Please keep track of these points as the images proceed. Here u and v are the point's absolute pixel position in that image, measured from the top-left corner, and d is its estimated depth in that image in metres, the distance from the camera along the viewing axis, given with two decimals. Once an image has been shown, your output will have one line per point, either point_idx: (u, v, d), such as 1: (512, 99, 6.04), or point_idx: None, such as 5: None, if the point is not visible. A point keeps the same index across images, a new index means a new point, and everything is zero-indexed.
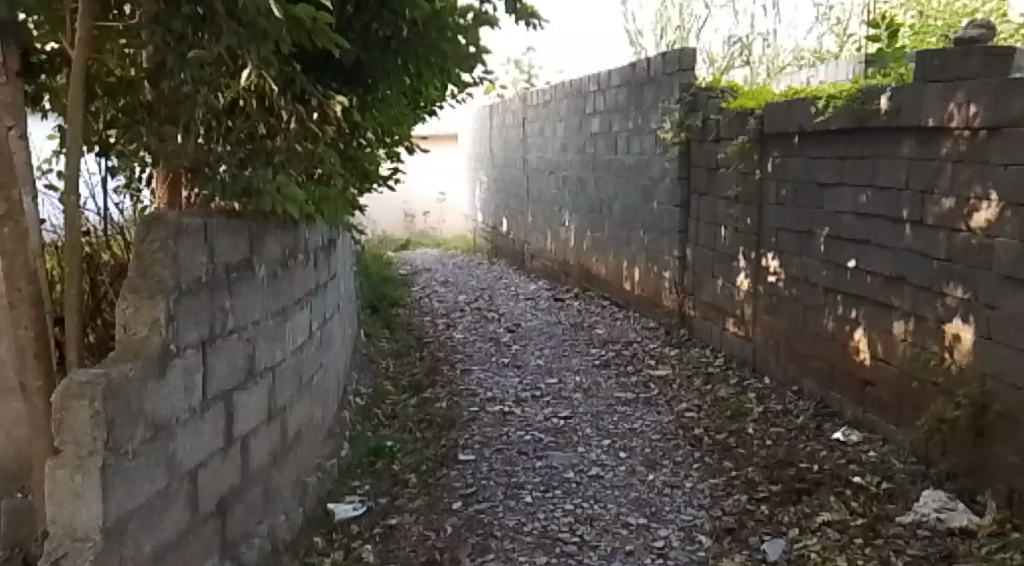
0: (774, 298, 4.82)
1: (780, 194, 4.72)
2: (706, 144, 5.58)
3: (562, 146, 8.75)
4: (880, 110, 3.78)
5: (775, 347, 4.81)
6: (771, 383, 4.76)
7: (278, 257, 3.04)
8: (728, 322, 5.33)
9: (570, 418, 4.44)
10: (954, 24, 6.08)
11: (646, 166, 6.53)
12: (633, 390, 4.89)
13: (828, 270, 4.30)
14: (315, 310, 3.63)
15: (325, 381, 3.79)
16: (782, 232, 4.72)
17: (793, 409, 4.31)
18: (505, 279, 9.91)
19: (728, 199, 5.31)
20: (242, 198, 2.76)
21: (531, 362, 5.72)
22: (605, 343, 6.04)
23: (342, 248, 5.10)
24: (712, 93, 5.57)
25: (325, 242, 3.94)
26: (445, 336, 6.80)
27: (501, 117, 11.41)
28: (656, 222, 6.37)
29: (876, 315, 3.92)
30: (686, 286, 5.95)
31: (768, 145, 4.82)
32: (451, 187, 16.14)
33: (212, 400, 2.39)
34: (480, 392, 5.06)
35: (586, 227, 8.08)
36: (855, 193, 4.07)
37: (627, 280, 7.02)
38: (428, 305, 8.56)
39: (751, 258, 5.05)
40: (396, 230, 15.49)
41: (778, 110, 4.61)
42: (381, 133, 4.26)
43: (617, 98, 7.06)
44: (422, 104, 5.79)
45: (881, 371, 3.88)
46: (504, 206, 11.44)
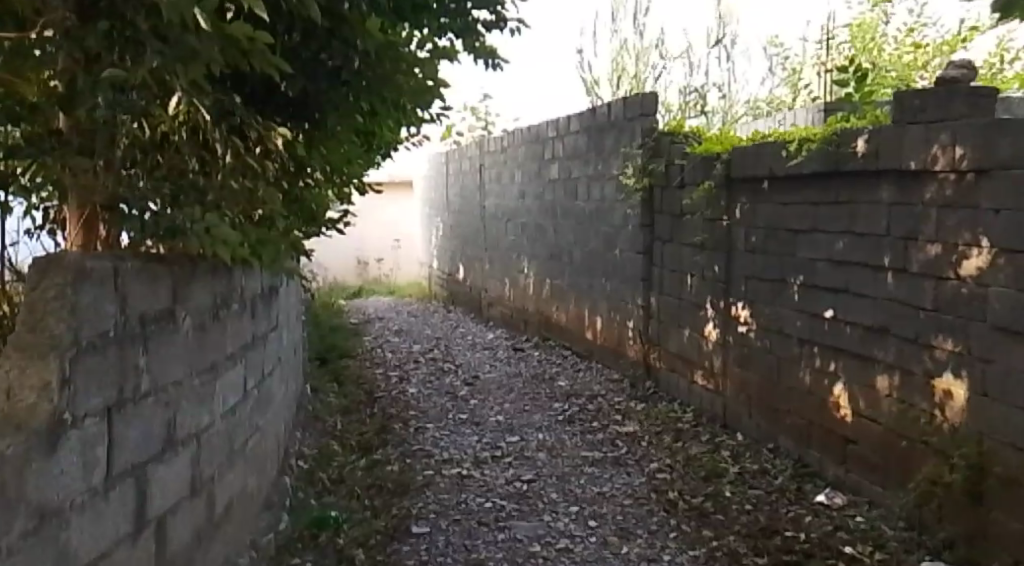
0: (745, 349, 4.56)
1: (750, 241, 4.47)
2: (670, 190, 5.35)
3: (519, 193, 8.52)
4: (856, 152, 3.51)
5: (748, 401, 4.54)
6: (744, 440, 4.48)
7: (206, 308, 2.72)
8: (696, 374, 5.07)
9: (534, 481, 4.12)
10: (908, 77, 5.88)
11: (607, 213, 6.31)
12: (600, 449, 4.58)
13: (803, 321, 4.03)
14: (250, 365, 3.28)
15: (257, 446, 3.43)
16: (752, 281, 4.47)
17: (771, 468, 4.03)
18: (462, 328, 9.62)
19: (694, 247, 5.07)
20: (164, 241, 2.43)
21: (490, 418, 5.39)
22: (569, 396, 5.73)
23: (285, 297, 4.74)
24: (676, 137, 5.35)
25: (262, 290, 3.59)
26: (398, 391, 6.45)
27: (457, 164, 11.20)
28: (618, 270, 6.13)
29: (856, 368, 3.64)
30: (651, 336, 5.68)
31: (735, 190, 4.58)
32: (405, 234, 15.86)
33: (121, 475, 2.09)
34: (436, 452, 4.71)
35: (545, 275, 7.82)
36: (830, 239, 3.79)
37: (589, 329, 6.75)
38: (380, 356, 8.21)
39: (720, 307, 4.80)
40: (347, 277, 15.17)
41: (747, 154, 4.35)
42: (328, 173, 3.93)
43: (577, 143, 6.86)
44: (372, 146, 5.48)
45: (864, 429, 3.60)
46: (460, 252, 11.18)
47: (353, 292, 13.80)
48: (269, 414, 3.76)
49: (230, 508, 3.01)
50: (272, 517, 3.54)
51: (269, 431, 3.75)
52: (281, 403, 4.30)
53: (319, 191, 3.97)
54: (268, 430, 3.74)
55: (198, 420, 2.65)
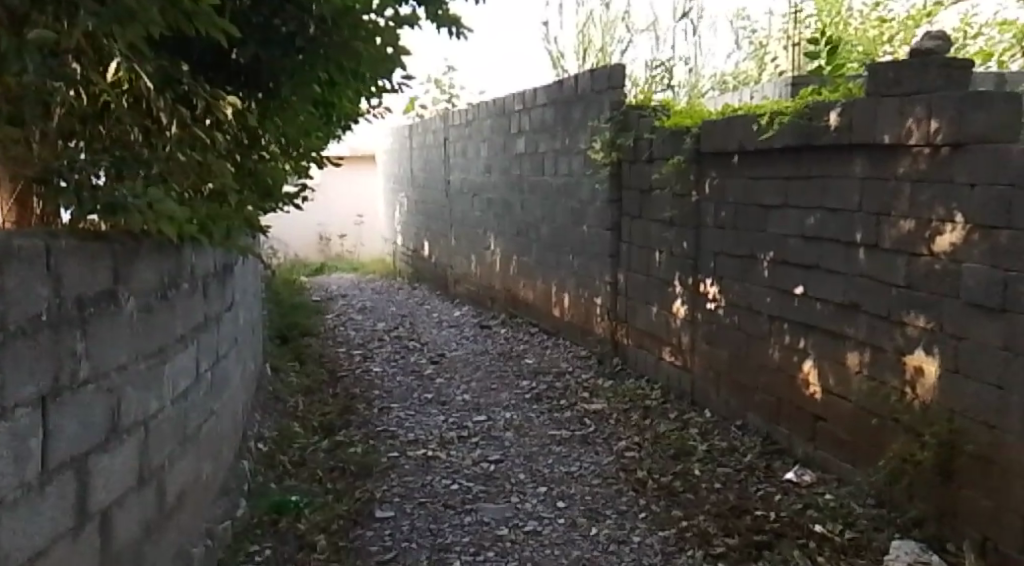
0: (714, 326, 4.49)
1: (720, 217, 4.39)
2: (638, 165, 5.26)
3: (485, 167, 8.40)
4: (829, 125, 3.44)
5: (716, 378, 4.49)
6: (712, 418, 4.43)
7: (151, 287, 2.58)
8: (664, 350, 5.00)
9: (501, 462, 4.04)
10: (875, 49, 5.91)
11: (574, 188, 6.21)
12: (568, 427, 4.51)
13: (772, 297, 3.97)
14: (202, 347, 3.15)
15: (211, 430, 3.31)
16: (720, 257, 4.40)
17: (739, 446, 3.98)
18: (428, 304, 9.50)
19: (662, 222, 4.99)
20: (106, 217, 2.29)
21: (456, 398, 5.29)
22: (536, 374, 5.66)
23: (243, 274, 4.59)
24: (644, 110, 5.25)
25: (215, 269, 3.45)
26: (362, 370, 6.33)
27: (421, 138, 11.01)
28: (586, 246, 6.04)
29: (826, 344, 3.60)
30: (619, 312, 5.61)
31: (704, 164, 4.49)
32: (369, 209, 15.65)
33: (58, 467, 2.00)
34: (401, 433, 4.61)
35: (511, 251, 7.71)
36: (801, 214, 3.73)
37: (556, 306, 6.67)
38: (343, 334, 8.07)
39: (688, 283, 4.73)
40: (310, 254, 14.95)
41: (719, 127, 4.25)
42: (279, 144, 3.77)
43: (543, 116, 6.74)
44: (332, 118, 5.31)
45: (833, 406, 3.56)
46: (425, 228, 11.02)
47: (316, 269, 13.60)
48: (223, 396, 3.63)
49: (182, 496, 2.88)
50: (228, 503, 3.42)
51: (224, 413, 3.62)
52: (238, 385, 4.17)
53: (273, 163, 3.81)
54: (224, 412, 3.61)
55: (144, 405, 2.52)
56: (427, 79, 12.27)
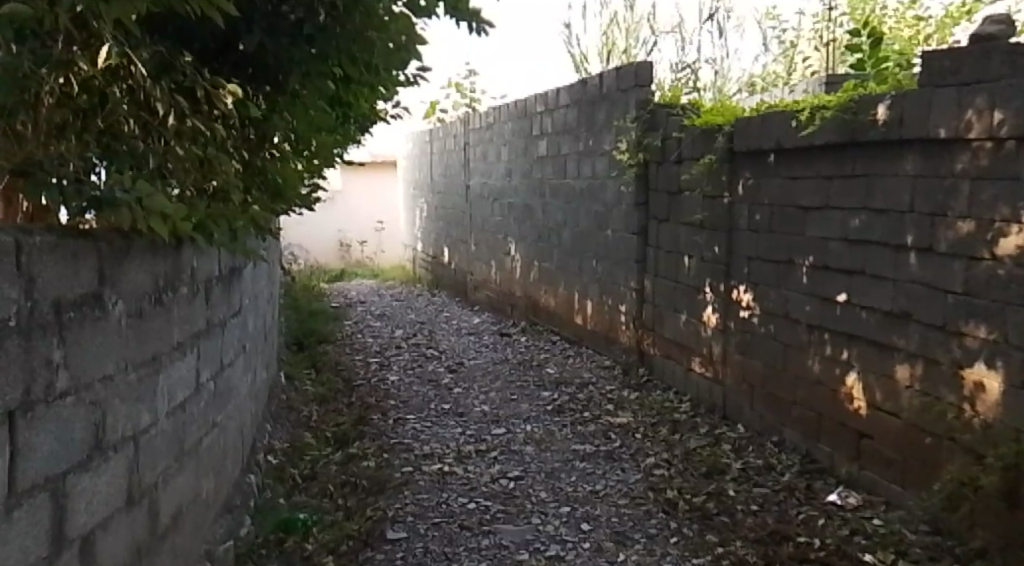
0: (747, 335, 4.24)
1: (754, 219, 4.14)
2: (667, 166, 5.02)
3: (506, 171, 8.18)
4: (877, 120, 3.20)
5: (750, 391, 4.24)
6: (745, 433, 4.18)
7: (144, 291, 2.38)
8: (693, 361, 4.76)
9: (521, 479, 3.81)
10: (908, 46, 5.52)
11: (599, 191, 5.98)
12: (592, 442, 4.27)
13: (812, 305, 3.72)
14: (203, 356, 2.95)
15: (213, 444, 3.11)
16: (755, 262, 4.15)
17: (777, 464, 3.73)
18: (447, 311, 9.30)
19: (691, 226, 4.75)
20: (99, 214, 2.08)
21: (475, 409, 5.06)
22: (558, 384, 5.42)
23: (252, 276, 4.39)
24: (673, 109, 5.00)
25: (220, 272, 3.25)
26: (378, 378, 6.12)
27: (441, 142, 10.82)
28: (610, 251, 5.81)
29: (873, 356, 3.34)
30: (645, 321, 5.36)
31: (738, 164, 4.25)
32: (389, 215, 15.49)
33: (29, 490, 1.80)
34: (416, 446, 4.38)
35: (533, 256, 7.49)
36: (844, 216, 3.48)
37: (579, 314, 6.43)
38: (359, 341, 7.88)
39: (720, 290, 4.48)
40: (329, 260, 14.83)
41: (755, 124, 4.01)
42: (288, 141, 3.56)
43: (567, 117, 6.52)
44: (348, 117, 5.11)
45: (880, 423, 3.30)
46: (445, 234, 10.83)
47: (335, 275, 13.45)
48: (228, 407, 3.42)
49: (179, 515, 2.68)
50: (232, 522, 3.22)
51: (229, 424, 3.42)
52: (246, 395, 3.97)
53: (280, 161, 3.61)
54: (229, 425, 3.41)
55: (135, 418, 2.32)
56: (447, 83, 11.99)
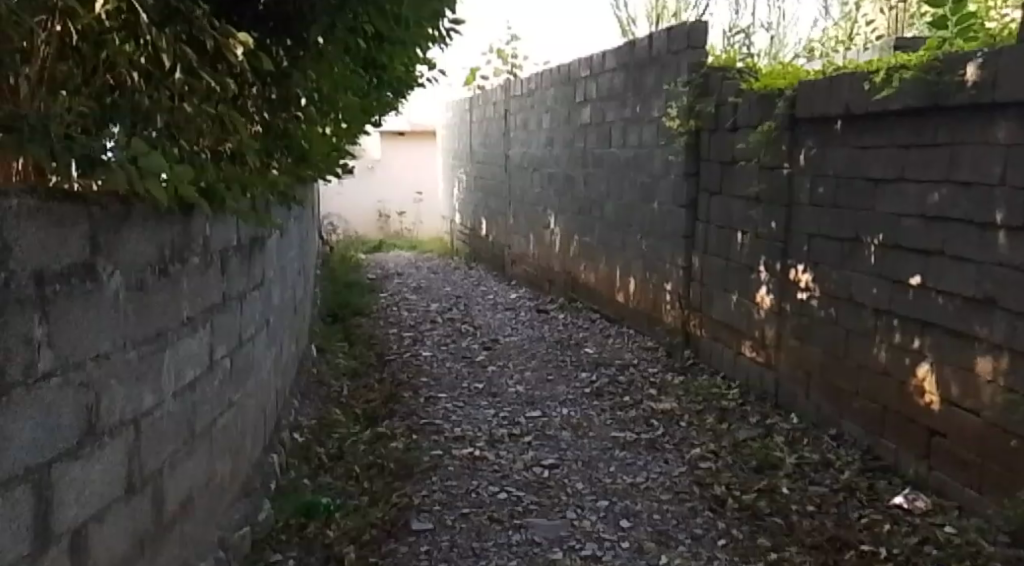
0: (806, 319, 3.94)
1: (817, 193, 3.82)
2: (720, 134, 4.70)
3: (547, 140, 7.89)
4: (966, 81, 2.88)
5: (806, 379, 3.94)
6: (800, 424, 3.89)
7: (148, 260, 2.16)
8: (744, 344, 4.47)
9: (556, 467, 3.56)
10: None
11: (645, 161, 5.67)
12: (633, 429, 4.01)
13: (880, 288, 3.40)
14: (219, 331, 2.73)
15: (233, 426, 2.90)
16: (816, 240, 3.84)
17: (835, 460, 3.44)
18: (484, 285, 9.07)
19: (745, 200, 4.44)
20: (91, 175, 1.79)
21: (509, 389, 4.83)
22: (597, 365, 5.16)
23: (279, 243, 4.17)
24: (728, 73, 4.67)
25: (239, 241, 3.03)
26: (411, 353, 5.91)
27: (481, 110, 10.54)
28: (656, 225, 5.51)
29: (951, 346, 3.03)
30: (692, 300, 5.07)
31: (800, 132, 3.92)
32: (429, 187, 15.24)
33: (4, 483, 1.59)
34: (446, 428, 4.16)
35: (573, 230, 7.21)
36: (922, 190, 3.15)
37: (620, 291, 6.15)
38: (394, 314, 7.69)
39: (776, 269, 4.17)
40: (368, 231, 14.67)
41: (821, 88, 3.68)
42: (313, 101, 3.32)
43: (612, 83, 6.20)
44: (382, 79, 4.86)
45: (956, 420, 3.01)
46: (484, 205, 10.58)
47: (372, 246, 13.28)
48: (250, 386, 3.22)
49: (190, 503, 2.47)
50: (250, 507, 3.02)
51: (250, 403, 3.22)
52: (271, 371, 3.77)
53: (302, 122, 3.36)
54: (251, 404, 3.21)
55: (136, 400, 2.10)
56: (489, 49, 11.55)
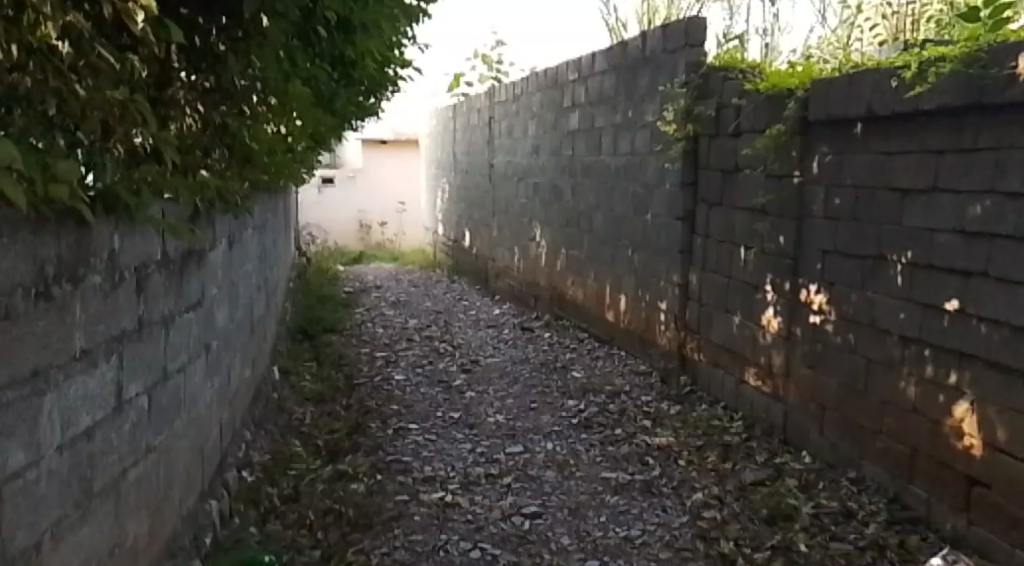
0: (819, 345, 3.51)
1: (833, 205, 3.39)
2: (722, 140, 4.27)
3: (533, 148, 7.45)
4: (1018, 75, 2.45)
5: (820, 412, 3.51)
6: (813, 465, 3.45)
7: (20, 281, 1.68)
8: (748, 372, 4.04)
9: (538, 517, 3.11)
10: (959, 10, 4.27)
11: (638, 169, 5.23)
12: (626, 469, 3.56)
13: (909, 313, 2.97)
14: (131, 364, 2.27)
15: (155, 476, 2.44)
16: (831, 256, 3.41)
17: (858, 510, 3.00)
18: (466, 301, 8.62)
19: (750, 212, 4.01)
20: None
21: (488, 419, 4.37)
22: (586, 392, 4.70)
23: (225, 256, 3.71)
24: (730, 72, 4.25)
25: (165, 254, 2.57)
26: (382, 377, 5.45)
27: (464, 117, 10.09)
28: (649, 239, 5.07)
29: (997, 383, 2.60)
30: (690, 321, 4.63)
31: (813, 136, 3.50)
32: (412, 196, 14.78)
33: None
34: (415, 466, 3.70)
35: (560, 244, 6.77)
36: (961, 201, 2.73)
37: (611, 309, 5.71)
38: (369, 331, 7.23)
39: (784, 289, 3.74)
40: (349, 241, 14.23)
41: (840, 86, 3.25)
42: (257, 93, 2.87)
43: (603, 86, 5.78)
44: (349, 76, 4.42)
45: (1005, 470, 2.57)
46: (467, 217, 10.13)
47: (352, 258, 12.84)
48: (181, 424, 2.76)
49: None
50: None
51: (182, 446, 2.75)
52: (211, 404, 3.31)
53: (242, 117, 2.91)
54: (182, 446, 2.75)
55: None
56: (472, 55, 11.17)
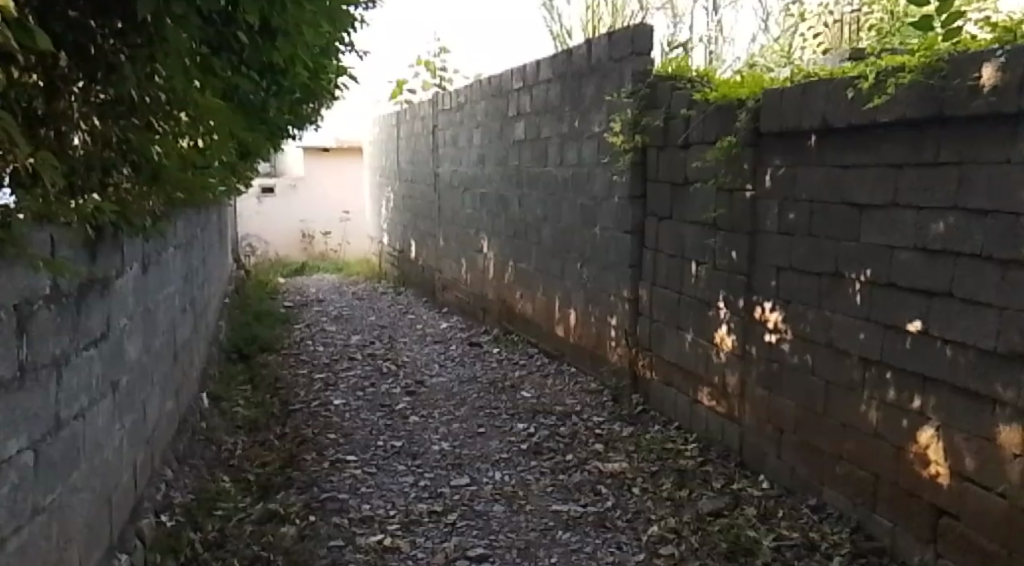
0: (775, 366, 3.36)
1: (787, 220, 3.26)
2: (671, 151, 4.12)
3: (479, 158, 7.25)
4: (981, 86, 2.33)
5: (777, 436, 3.36)
6: (772, 491, 3.31)
7: None
8: (701, 392, 3.89)
9: (484, 559, 2.94)
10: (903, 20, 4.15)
11: (585, 181, 5.07)
12: (578, 502, 3.39)
13: (868, 334, 2.84)
14: (10, 415, 2.02)
15: (36, 545, 2.18)
16: (786, 273, 3.27)
17: (820, 541, 2.86)
18: (412, 314, 8.39)
19: (701, 227, 3.86)
20: None
21: (432, 448, 4.18)
22: (535, 414, 4.53)
23: (140, 283, 3.44)
24: (678, 81, 4.11)
25: (50, 289, 2.31)
26: (321, 402, 5.23)
27: (408, 125, 9.84)
28: (598, 253, 4.91)
29: (962, 409, 2.47)
30: (641, 337, 4.47)
31: (765, 148, 3.36)
32: (357, 205, 14.50)
33: None
34: (354, 506, 3.52)
35: (507, 256, 6.58)
36: (923, 218, 2.60)
37: (560, 324, 5.53)
38: (310, 350, 6.97)
39: (737, 307, 3.59)
40: (291, 253, 13.92)
41: (793, 97, 3.12)
42: (166, 106, 2.62)
43: (548, 95, 5.60)
44: (278, 86, 4.17)
45: (974, 501, 2.44)
46: (412, 227, 9.88)
47: (295, 269, 12.50)
48: (74, 478, 2.52)
49: None
50: None
51: (72, 502, 2.49)
52: (117, 449, 3.03)
53: (149, 132, 2.66)
54: (71, 502, 2.48)
55: None
56: (416, 61, 10.91)
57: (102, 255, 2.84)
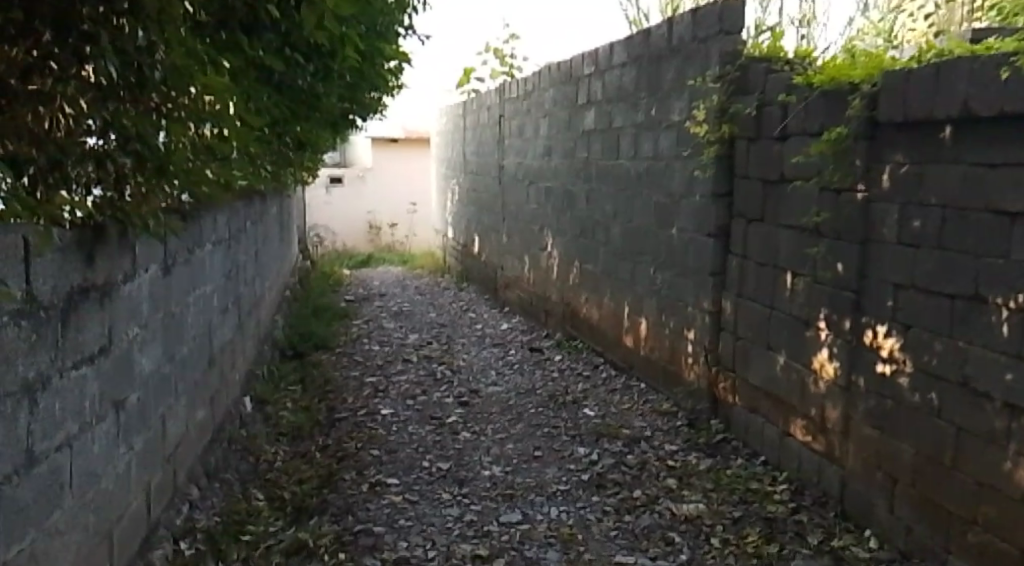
0: (888, 403, 2.82)
1: (910, 228, 2.70)
2: (764, 144, 3.57)
3: (545, 150, 6.77)
4: None
5: (890, 485, 2.82)
6: (882, 553, 2.77)
7: None
8: (794, 425, 3.36)
9: None
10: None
11: (662, 176, 4.54)
12: (646, 553, 2.91)
13: (1018, 375, 2.28)
14: None
15: None
16: (906, 294, 2.72)
17: None
18: (473, 313, 7.98)
19: (801, 233, 3.31)
20: None
21: (483, 472, 3.74)
22: (599, 437, 4.05)
23: (159, 286, 3.05)
24: (774, 64, 3.57)
25: (20, 302, 1.94)
26: (368, 412, 4.83)
27: (475, 115, 9.41)
28: (674, 257, 4.39)
29: None
30: (723, 355, 3.94)
31: (884, 141, 2.80)
32: (423, 196, 14.16)
33: None
34: (390, 543, 3.10)
35: (574, 255, 6.09)
36: None
37: (630, 333, 5.02)
38: (364, 349, 6.60)
39: (841, 329, 3.05)
40: (357, 243, 13.67)
41: (926, 81, 2.56)
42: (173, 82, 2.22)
43: (623, 80, 5.08)
44: (325, 69, 3.77)
45: None
46: (476, 220, 9.47)
47: (360, 261, 12.23)
48: (59, 519, 2.16)
49: None
50: None
51: (50, 550, 2.10)
52: (124, 474, 2.62)
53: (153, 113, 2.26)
54: (54, 548, 2.12)
55: None
56: (484, 48, 10.41)
57: (105, 255, 2.45)
